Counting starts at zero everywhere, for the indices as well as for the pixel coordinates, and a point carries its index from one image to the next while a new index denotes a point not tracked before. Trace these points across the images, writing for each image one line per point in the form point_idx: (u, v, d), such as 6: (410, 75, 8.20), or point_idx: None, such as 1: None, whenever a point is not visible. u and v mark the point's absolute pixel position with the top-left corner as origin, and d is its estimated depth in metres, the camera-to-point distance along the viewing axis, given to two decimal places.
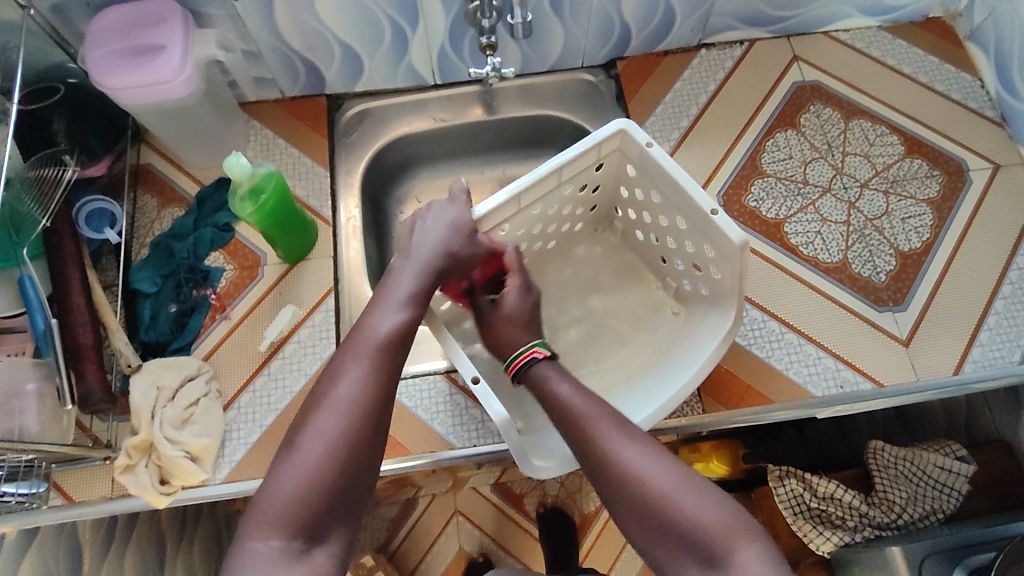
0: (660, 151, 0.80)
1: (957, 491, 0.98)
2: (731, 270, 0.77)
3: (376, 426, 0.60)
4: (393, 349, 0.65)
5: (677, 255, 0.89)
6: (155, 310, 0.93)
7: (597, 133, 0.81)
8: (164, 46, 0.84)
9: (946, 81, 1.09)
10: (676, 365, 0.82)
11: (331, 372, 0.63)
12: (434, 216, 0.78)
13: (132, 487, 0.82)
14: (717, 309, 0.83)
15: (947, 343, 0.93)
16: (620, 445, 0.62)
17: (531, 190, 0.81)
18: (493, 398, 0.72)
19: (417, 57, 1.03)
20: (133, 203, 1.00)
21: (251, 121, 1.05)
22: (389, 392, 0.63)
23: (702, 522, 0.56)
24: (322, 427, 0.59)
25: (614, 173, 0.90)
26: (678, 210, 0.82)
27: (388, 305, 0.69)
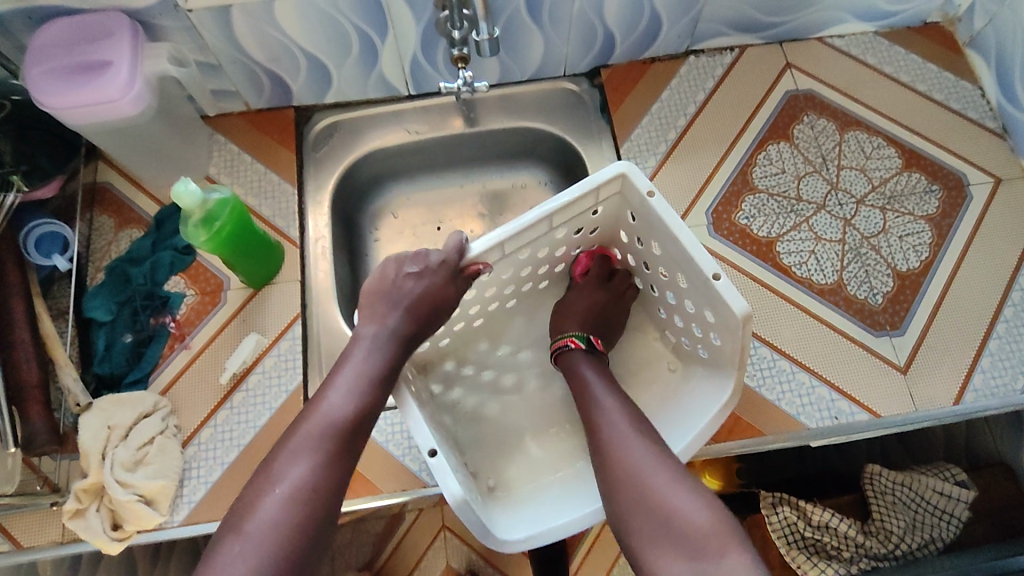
0: (662, 202, 0.74)
1: (956, 518, 0.91)
2: (734, 341, 0.71)
3: (324, 516, 0.60)
4: (349, 435, 0.64)
5: (677, 312, 0.83)
6: (110, 341, 0.88)
7: (597, 175, 0.75)
8: (110, 62, 0.79)
9: (944, 89, 1.04)
10: (677, 427, 0.77)
11: (283, 454, 0.62)
12: (414, 270, 0.75)
13: (82, 533, 0.77)
14: (717, 375, 0.77)
15: (946, 369, 0.89)
16: (628, 440, 0.68)
17: (520, 236, 0.75)
18: (449, 475, 0.67)
19: (388, 67, 0.98)
20: (89, 224, 0.94)
21: (214, 135, 1.00)
22: (340, 482, 0.62)
23: (689, 521, 0.61)
24: (268, 517, 0.58)
25: (613, 217, 0.84)
26: (679, 267, 0.76)
27: (345, 380, 0.67)
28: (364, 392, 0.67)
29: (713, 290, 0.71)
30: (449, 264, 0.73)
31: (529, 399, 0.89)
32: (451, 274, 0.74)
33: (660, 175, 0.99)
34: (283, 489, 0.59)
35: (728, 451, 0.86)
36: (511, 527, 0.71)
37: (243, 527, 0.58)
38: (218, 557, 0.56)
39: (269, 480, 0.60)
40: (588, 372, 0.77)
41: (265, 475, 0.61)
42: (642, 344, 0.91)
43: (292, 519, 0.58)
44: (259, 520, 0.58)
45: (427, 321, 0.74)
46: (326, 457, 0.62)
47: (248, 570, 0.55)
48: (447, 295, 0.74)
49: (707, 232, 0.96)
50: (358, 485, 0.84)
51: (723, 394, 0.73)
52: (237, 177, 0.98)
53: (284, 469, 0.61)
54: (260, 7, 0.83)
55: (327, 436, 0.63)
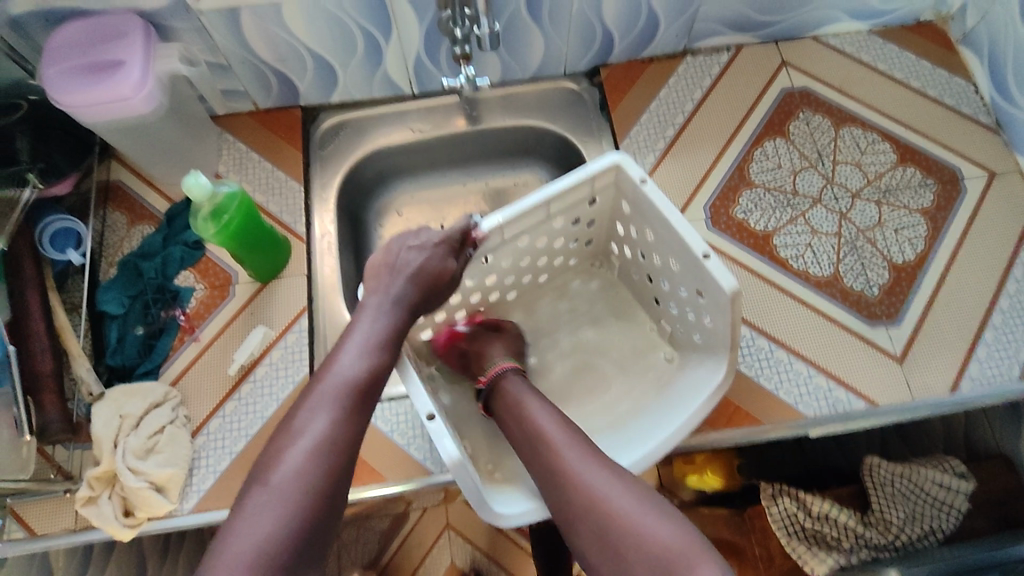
0: (655, 189, 0.77)
1: (955, 510, 0.92)
2: (724, 320, 0.73)
3: (344, 472, 0.62)
4: (364, 393, 0.66)
5: (671, 298, 0.85)
6: (122, 333, 0.90)
7: (591, 165, 0.78)
8: (123, 61, 0.82)
9: (938, 86, 1.06)
10: (670, 405, 0.79)
11: (302, 413, 0.64)
12: (416, 244, 0.76)
13: (95, 520, 0.79)
14: (711, 357, 0.79)
15: (942, 359, 0.90)
16: (581, 462, 0.66)
17: (517, 221, 0.78)
18: (446, 438, 0.69)
19: (393, 67, 1.00)
20: (102, 221, 0.96)
21: (224, 134, 1.02)
22: (357, 438, 0.64)
23: (656, 541, 0.59)
24: (291, 471, 0.60)
25: (609, 208, 0.86)
26: (671, 250, 0.78)
27: (354, 345, 0.69)
28: (373, 353, 0.68)
29: (707, 278, 0.73)
30: (449, 241, 0.76)
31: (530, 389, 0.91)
32: (453, 247, 0.76)
33: (658, 171, 1.01)
34: (305, 444, 0.61)
35: (726, 439, 0.87)
36: (507, 501, 0.72)
37: (268, 480, 0.60)
38: (245, 510, 0.58)
39: (290, 436, 0.62)
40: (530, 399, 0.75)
41: (286, 432, 0.63)
42: (641, 336, 0.93)
43: (314, 472, 0.60)
44: (283, 474, 0.60)
45: (432, 293, 0.75)
46: (344, 415, 0.64)
47: (275, 520, 0.57)
48: (446, 268, 0.75)
49: (705, 225, 0.98)
50: (363, 473, 0.85)
51: (717, 374, 0.75)
52: (245, 175, 1.00)
53: (304, 426, 0.63)
54: (269, 8, 0.86)
55: (343, 394, 0.65)
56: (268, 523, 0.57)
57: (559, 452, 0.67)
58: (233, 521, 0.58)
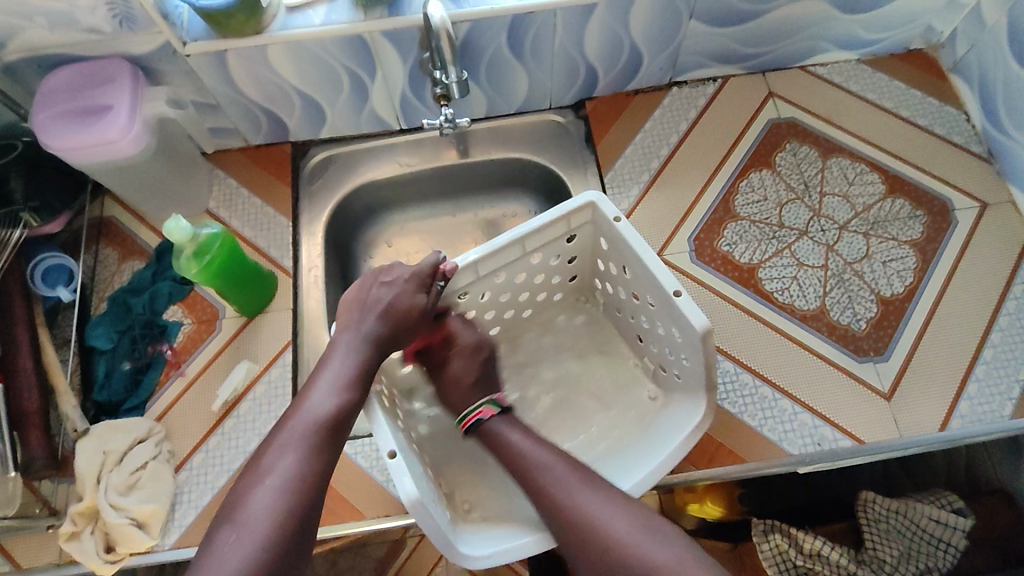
0: (628, 226, 0.77)
1: (953, 547, 0.89)
2: (700, 362, 0.72)
3: (312, 509, 0.62)
4: (334, 430, 0.67)
5: (650, 334, 0.84)
6: (109, 368, 0.91)
7: (565, 204, 0.78)
8: (111, 105, 0.84)
9: (928, 115, 1.05)
10: (649, 443, 0.78)
11: (271, 451, 0.64)
12: (387, 279, 0.78)
13: (77, 555, 0.80)
14: (689, 397, 0.78)
15: (931, 396, 0.88)
16: (580, 495, 0.65)
17: (492, 259, 0.79)
18: (405, 476, 0.68)
19: (379, 103, 1.02)
20: (94, 256, 0.98)
21: (215, 170, 1.04)
22: (326, 475, 0.65)
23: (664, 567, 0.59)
24: (260, 508, 0.60)
25: (588, 245, 0.86)
26: (645, 286, 0.77)
27: (324, 384, 0.69)
28: (343, 392, 0.69)
29: (681, 318, 0.73)
30: (420, 275, 0.77)
31: None
32: (423, 283, 0.77)
33: (642, 205, 1.01)
34: (273, 481, 0.61)
35: (709, 477, 0.86)
36: (477, 543, 0.71)
37: (234, 519, 0.60)
38: (212, 550, 0.58)
39: (259, 473, 0.62)
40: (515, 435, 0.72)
41: (253, 471, 0.63)
42: (624, 371, 0.92)
43: (282, 509, 0.60)
44: (252, 511, 0.59)
45: (404, 328, 0.76)
46: (314, 451, 0.64)
47: (242, 558, 0.57)
48: (416, 304, 0.76)
49: (688, 258, 0.97)
50: (344, 510, 0.85)
51: (695, 416, 0.75)
52: (235, 211, 1.02)
53: (272, 464, 0.63)
54: (255, 52, 0.88)
55: (313, 432, 0.65)
56: (234, 562, 0.56)
57: (557, 484, 0.66)
58: (198, 563, 0.57)
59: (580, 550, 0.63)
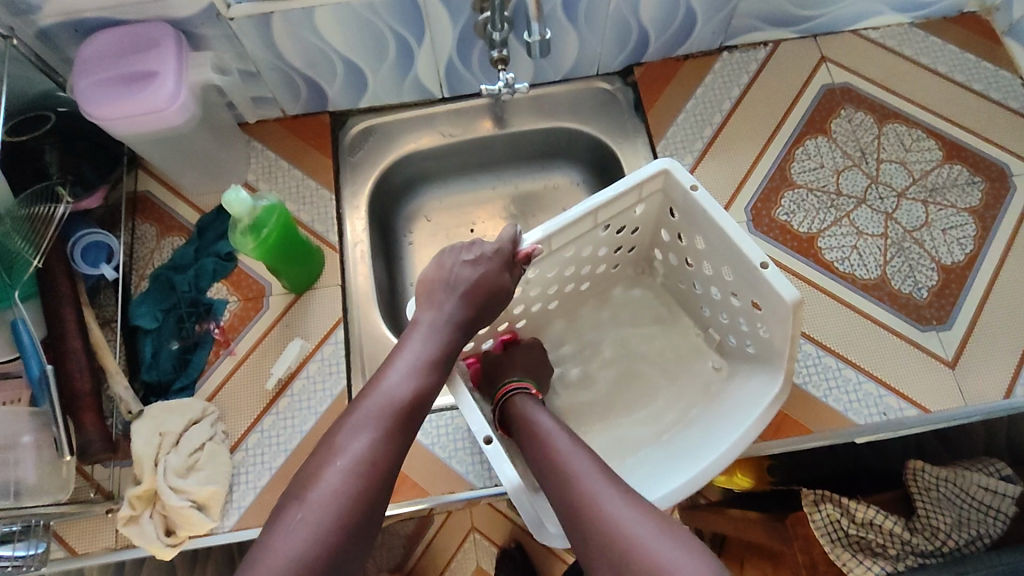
0: (705, 195, 0.75)
1: (1004, 516, 0.86)
2: (783, 331, 0.71)
3: (381, 493, 0.60)
4: (411, 415, 0.64)
5: (720, 306, 0.83)
6: (157, 348, 0.89)
7: (640, 171, 0.76)
8: (156, 72, 0.80)
9: (984, 79, 1.03)
10: (725, 418, 0.77)
11: (345, 429, 0.62)
12: (471, 257, 0.74)
13: (137, 539, 0.78)
14: (765, 368, 0.77)
15: (994, 364, 0.88)
16: (600, 489, 0.61)
17: (566, 231, 0.76)
18: (506, 462, 0.68)
19: (424, 70, 0.98)
20: (132, 233, 0.95)
21: (252, 142, 1.00)
22: (398, 459, 0.63)
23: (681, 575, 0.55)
24: (330, 488, 0.58)
25: (654, 215, 0.84)
26: (724, 259, 0.76)
27: (403, 363, 0.67)
28: (422, 374, 0.67)
29: (765, 292, 0.71)
30: (503, 254, 0.73)
31: (572, 397, 0.89)
32: (506, 262, 0.73)
33: (696, 173, 0.99)
34: (344, 462, 0.60)
35: (775, 449, 0.85)
36: None
37: (305, 496, 0.58)
38: (281, 525, 0.57)
39: (330, 452, 0.61)
40: (546, 420, 0.70)
41: (327, 448, 0.61)
42: (684, 344, 0.91)
43: (350, 493, 0.58)
44: (320, 493, 0.58)
45: (488, 307, 0.73)
46: (387, 435, 0.62)
47: (309, 537, 0.56)
48: (503, 284, 0.73)
49: (746, 228, 0.95)
50: (406, 488, 0.84)
51: (773, 387, 0.73)
52: (275, 184, 0.98)
53: (345, 443, 0.61)
54: (303, 14, 0.83)
55: (389, 413, 0.63)
56: (302, 541, 0.55)
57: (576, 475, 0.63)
58: (266, 539, 0.56)
59: (592, 549, 0.59)
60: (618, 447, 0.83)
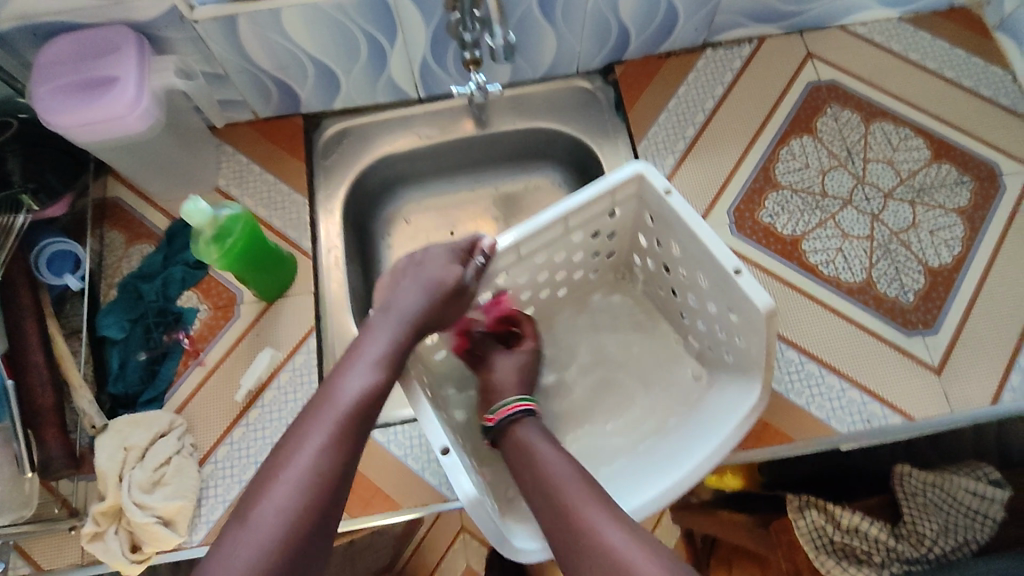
0: (680, 200, 0.72)
1: (992, 521, 0.78)
2: (759, 340, 0.69)
3: (329, 504, 0.58)
4: (360, 420, 0.62)
5: (698, 313, 0.80)
6: (124, 359, 0.87)
7: (611, 176, 0.74)
8: (117, 77, 0.78)
9: (974, 76, 1.00)
10: (702, 428, 0.75)
11: (289, 441, 0.60)
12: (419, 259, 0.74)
13: (102, 556, 0.76)
14: (743, 378, 0.75)
15: (981, 370, 0.86)
16: (602, 524, 0.58)
17: (535, 237, 0.74)
18: (462, 475, 0.66)
19: (397, 70, 0.95)
20: (99, 240, 0.93)
21: (223, 145, 0.98)
22: (349, 467, 0.60)
23: None
24: (273, 505, 0.56)
25: (631, 219, 0.81)
26: (699, 266, 0.73)
27: (353, 368, 0.65)
28: (372, 376, 0.64)
29: (741, 302, 0.69)
30: (456, 248, 0.74)
31: (549, 406, 0.87)
32: (459, 257, 0.73)
33: (678, 174, 0.96)
34: (286, 476, 0.58)
35: (755, 457, 0.84)
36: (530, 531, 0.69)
37: (247, 516, 0.56)
38: (222, 546, 0.55)
39: (275, 466, 0.59)
40: (545, 450, 0.67)
41: (272, 464, 0.59)
42: (664, 350, 0.89)
43: (293, 509, 0.56)
44: (262, 511, 0.56)
45: (450, 303, 0.72)
46: (333, 443, 0.60)
47: (250, 559, 0.53)
48: (459, 281, 0.72)
49: (729, 231, 0.93)
50: (378, 500, 0.82)
51: (751, 397, 0.71)
52: (246, 189, 0.96)
53: (289, 457, 0.59)
54: (267, 15, 0.81)
55: (337, 421, 0.61)
56: (242, 562, 0.53)
57: (577, 507, 0.60)
58: (207, 562, 0.54)
59: None
60: (595, 457, 0.82)
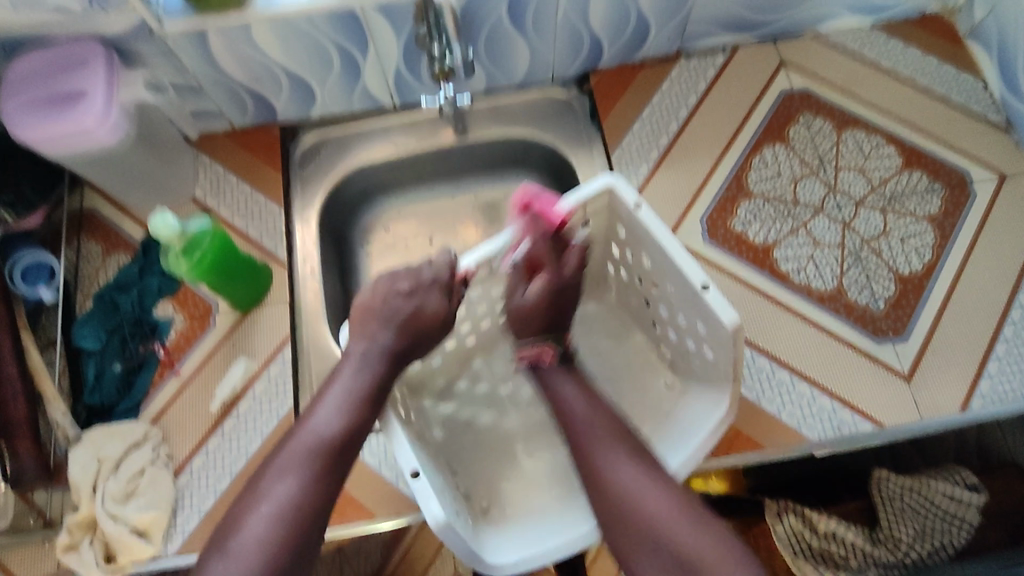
0: (649, 213, 0.73)
1: (967, 523, 0.85)
2: (725, 352, 0.70)
3: (309, 536, 0.60)
4: (337, 453, 0.63)
5: (668, 322, 0.81)
6: (99, 369, 0.87)
7: (581, 190, 0.75)
8: (85, 91, 0.79)
9: (946, 83, 1.01)
10: (671, 441, 0.76)
11: (269, 474, 0.61)
12: (406, 287, 0.73)
13: (76, 568, 0.77)
14: (713, 393, 0.76)
15: (951, 376, 0.86)
16: (620, 464, 0.70)
17: (507, 253, 0.75)
18: (432, 498, 0.64)
19: (372, 81, 0.96)
20: (77, 251, 0.93)
21: (200, 156, 0.98)
22: (327, 500, 0.61)
23: (685, 544, 0.65)
24: (253, 537, 0.58)
25: (604, 230, 0.82)
26: (667, 277, 0.74)
27: (330, 401, 0.66)
28: (351, 411, 0.65)
29: (707, 314, 0.70)
30: (442, 281, 0.73)
31: (523, 414, 0.88)
32: (443, 289, 0.73)
33: (652, 183, 0.97)
34: (267, 509, 0.59)
35: (728, 464, 0.84)
36: (504, 549, 0.69)
37: (227, 546, 0.58)
38: None
39: (255, 498, 0.61)
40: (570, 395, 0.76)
41: (251, 495, 0.61)
42: (638, 357, 0.89)
43: (273, 542, 0.58)
44: (243, 541, 0.58)
45: (424, 338, 0.72)
46: (313, 477, 0.61)
47: None
48: (443, 313, 0.72)
49: (701, 239, 0.94)
50: (350, 509, 0.83)
51: (719, 410, 0.72)
52: (223, 199, 0.96)
53: (268, 490, 0.60)
54: (236, 28, 0.81)
55: (315, 455, 0.62)
56: None
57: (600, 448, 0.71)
58: None
59: (614, 522, 0.68)
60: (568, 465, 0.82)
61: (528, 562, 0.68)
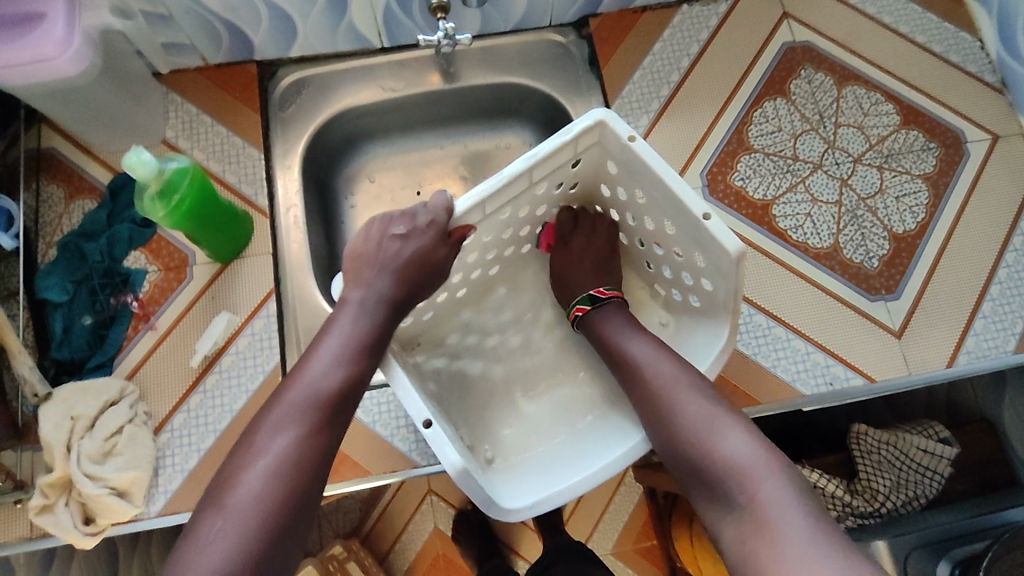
0: (644, 146, 0.69)
1: (939, 474, 0.86)
2: (727, 283, 0.69)
3: (307, 492, 0.55)
4: (336, 409, 0.60)
5: (665, 263, 0.80)
6: (68, 323, 0.82)
7: (572, 124, 0.70)
8: (44, 15, 0.72)
9: (944, 41, 1.00)
10: None
11: (264, 428, 0.57)
12: (402, 231, 0.70)
13: (52, 529, 0.73)
14: (710, 321, 0.76)
15: (939, 333, 0.88)
16: (665, 376, 0.66)
17: (501, 193, 0.70)
18: (448, 446, 0.64)
19: (359, 16, 0.89)
20: (36, 196, 0.86)
21: (169, 94, 0.91)
22: (325, 455, 0.58)
23: (725, 454, 0.58)
24: (250, 494, 0.53)
25: (593, 171, 0.78)
26: (666, 213, 0.72)
27: (324, 353, 0.62)
28: (347, 364, 0.62)
29: (710, 247, 0.68)
30: (438, 225, 0.69)
31: (518, 367, 0.86)
32: (442, 233, 0.69)
33: (651, 135, 0.94)
34: (266, 464, 0.55)
35: None
36: (513, 495, 0.68)
37: (224, 502, 0.53)
38: (197, 535, 0.51)
39: (250, 453, 0.56)
40: (613, 321, 0.75)
41: (246, 448, 0.56)
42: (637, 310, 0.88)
43: (273, 498, 0.53)
44: (239, 498, 0.53)
45: (420, 284, 0.70)
46: (314, 431, 0.58)
47: (228, 549, 0.50)
48: (438, 258, 0.69)
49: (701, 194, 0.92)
50: (346, 467, 0.81)
51: (718, 341, 0.72)
52: (196, 141, 0.90)
53: (266, 443, 0.56)
54: None
55: (312, 408, 0.59)
56: (221, 551, 0.50)
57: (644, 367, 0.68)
58: (179, 552, 0.51)
59: (661, 432, 0.64)
60: (564, 421, 0.82)
61: (546, 503, 0.67)
